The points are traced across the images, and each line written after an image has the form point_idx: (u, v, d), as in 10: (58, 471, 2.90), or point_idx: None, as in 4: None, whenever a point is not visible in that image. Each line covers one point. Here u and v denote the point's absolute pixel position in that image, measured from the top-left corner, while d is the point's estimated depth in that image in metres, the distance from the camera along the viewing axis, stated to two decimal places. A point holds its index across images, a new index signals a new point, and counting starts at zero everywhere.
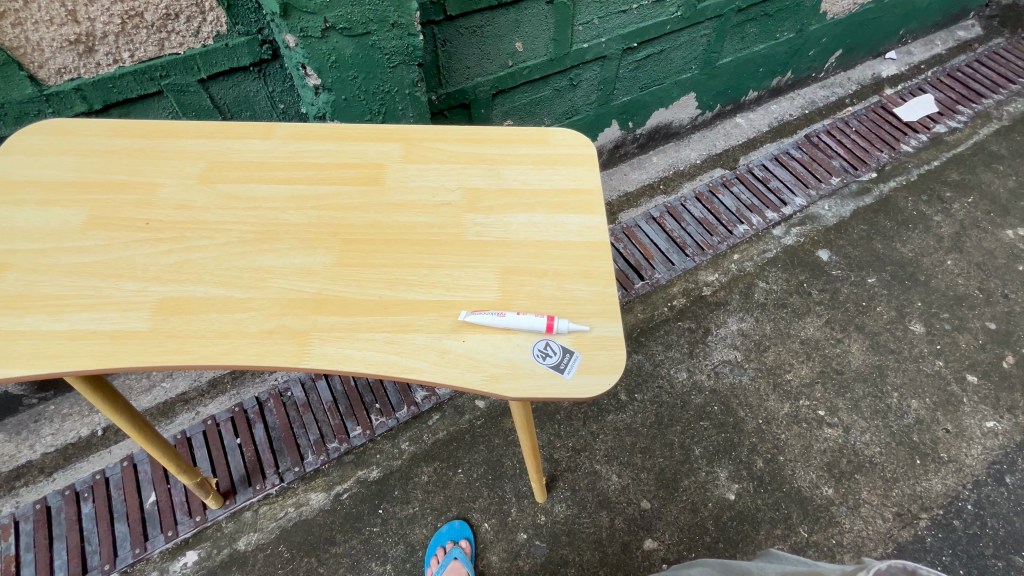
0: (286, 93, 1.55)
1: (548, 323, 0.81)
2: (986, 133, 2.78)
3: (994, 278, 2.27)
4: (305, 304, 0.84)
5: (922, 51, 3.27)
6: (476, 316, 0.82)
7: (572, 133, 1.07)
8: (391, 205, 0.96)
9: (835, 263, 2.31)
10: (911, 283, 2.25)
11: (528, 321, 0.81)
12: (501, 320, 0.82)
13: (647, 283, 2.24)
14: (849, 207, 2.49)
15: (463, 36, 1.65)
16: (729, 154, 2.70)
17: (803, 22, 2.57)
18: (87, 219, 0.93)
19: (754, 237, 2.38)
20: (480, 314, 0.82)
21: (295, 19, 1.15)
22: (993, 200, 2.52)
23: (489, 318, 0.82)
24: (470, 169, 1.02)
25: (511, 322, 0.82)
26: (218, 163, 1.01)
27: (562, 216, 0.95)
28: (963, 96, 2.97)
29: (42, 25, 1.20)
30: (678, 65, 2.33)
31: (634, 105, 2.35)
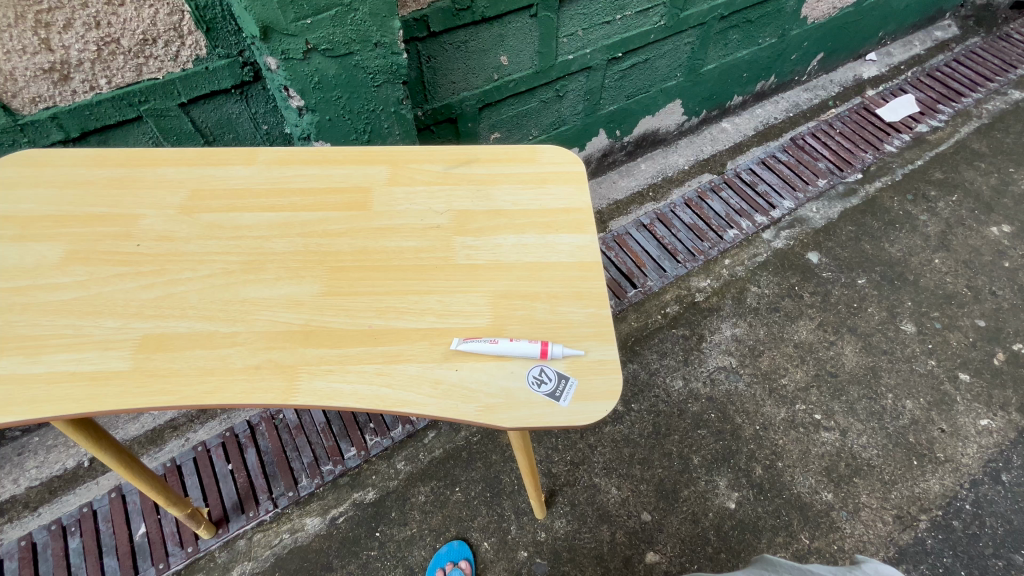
0: (269, 114, 1.53)
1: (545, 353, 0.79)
2: (967, 132, 2.82)
3: (981, 276, 2.29)
4: (293, 337, 0.82)
5: (901, 52, 3.33)
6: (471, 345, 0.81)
7: (560, 151, 1.06)
8: (379, 229, 0.95)
9: (825, 265, 2.32)
10: (900, 283, 2.27)
11: (528, 351, 0.80)
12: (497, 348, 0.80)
13: (640, 291, 2.23)
14: (837, 208, 2.51)
15: (448, 52, 1.64)
16: (716, 159, 2.72)
17: (785, 27, 2.59)
18: (64, 254, 0.90)
19: (744, 241, 2.39)
20: (474, 342, 0.81)
21: (275, 42, 1.13)
22: (977, 198, 2.56)
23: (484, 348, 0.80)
24: (458, 190, 1.00)
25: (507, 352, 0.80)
26: (200, 192, 0.99)
27: (553, 237, 0.94)
28: (943, 96, 3.02)
29: (14, 54, 1.17)
30: (662, 73, 2.33)
31: (620, 113, 2.35)
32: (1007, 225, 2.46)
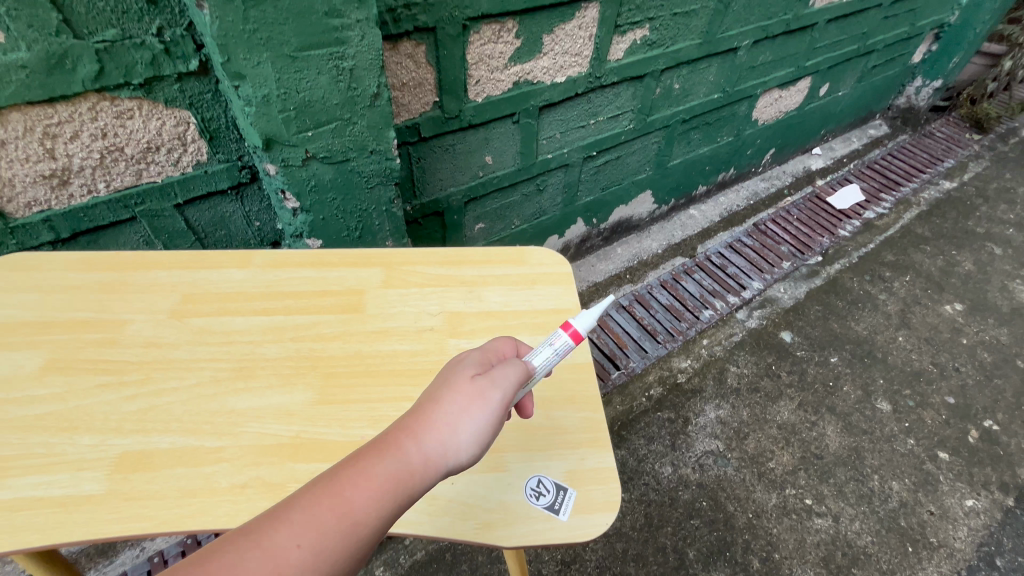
0: (263, 212, 1.52)
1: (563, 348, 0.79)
2: (909, 218, 3.10)
3: (943, 353, 2.43)
4: (282, 451, 0.79)
5: (842, 147, 3.71)
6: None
7: (547, 252, 1.12)
8: (373, 333, 0.96)
9: (798, 344, 2.41)
10: (870, 361, 2.36)
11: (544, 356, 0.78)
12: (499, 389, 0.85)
13: (623, 373, 2.24)
14: (802, 288, 2.66)
15: (437, 153, 1.73)
16: (687, 243, 2.89)
17: (739, 128, 2.85)
18: (43, 364, 0.87)
19: (719, 321, 2.48)
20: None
21: (276, 151, 1.19)
22: (927, 278, 2.77)
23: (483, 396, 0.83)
24: (450, 292, 1.03)
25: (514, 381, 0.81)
26: (191, 295, 0.99)
27: (545, 338, 0.96)
28: (883, 185, 3.34)
29: (15, 163, 1.11)
30: (633, 167, 2.51)
31: (596, 203, 2.50)
32: (958, 304, 2.65)
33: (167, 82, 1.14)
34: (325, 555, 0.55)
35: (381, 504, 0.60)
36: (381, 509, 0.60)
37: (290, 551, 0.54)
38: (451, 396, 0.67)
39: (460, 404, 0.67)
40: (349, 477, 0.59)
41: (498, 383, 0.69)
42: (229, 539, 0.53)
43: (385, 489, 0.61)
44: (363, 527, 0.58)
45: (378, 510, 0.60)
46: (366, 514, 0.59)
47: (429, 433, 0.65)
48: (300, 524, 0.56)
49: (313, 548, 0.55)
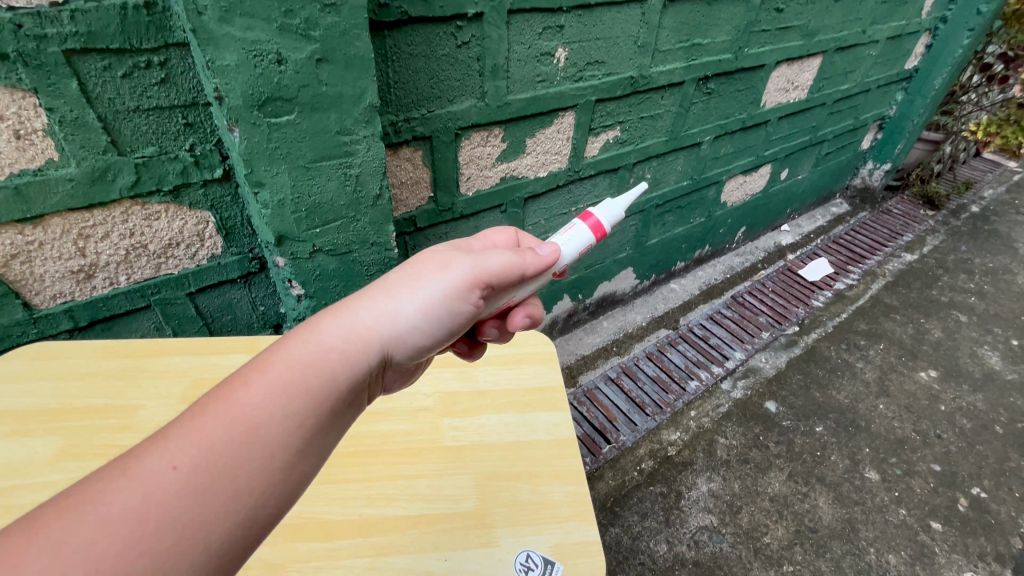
0: (267, 297, 1.63)
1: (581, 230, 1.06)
2: (877, 288, 3.29)
3: (924, 420, 2.49)
4: (284, 531, 0.84)
5: (808, 223, 3.99)
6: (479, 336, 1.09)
7: (533, 333, 1.22)
8: (371, 413, 1.03)
9: (783, 413, 2.46)
10: (855, 429, 2.42)
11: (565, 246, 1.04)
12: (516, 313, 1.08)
13: (614, 447, 2.26)
14: (783, 358, 2.76)
15: (432, 241, 1.89)
16: (669, 316, 3.02)
17: (710, 209, 3.10)
18: (58, 450, 0.92)
19: (705, 392, 2.55)
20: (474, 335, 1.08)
21: (287, 246, 1.32)
22: (900, 346, 2.89)
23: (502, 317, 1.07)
24: (443, 373, 1.12)
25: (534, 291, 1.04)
26: (202, 381, 1.06)
27: (532, 415, 1.04)
28: (850, 258, 3.57)
29: (49, 261, 1.21)
30: (614, 247, 2.70)
31: (581, 280, 2.65)
32: (932, 371, 2.76)
33: (193, 188, 1.29)
34: (204, 471, 0.59)
35: (271, 402, 0.66)
36: (275, 405, 0.66)
37: (162, 474, 0.58)
38: (421, 265, 0.84)
39: (429, 273, 0.83)
40: (237, 391, 0.66)
41: (463, 262, 0.84)
42: (100, 476, 0.58)
43: (276, 392, 0.67)
44: (253, 430, 0.63)
45: (272, 410, 0.65)
46: (253, 424, 0.64)
47: (380, 299, 0.79)
48: (174, 449, 0.60)
49: (193, 463, 0.59)
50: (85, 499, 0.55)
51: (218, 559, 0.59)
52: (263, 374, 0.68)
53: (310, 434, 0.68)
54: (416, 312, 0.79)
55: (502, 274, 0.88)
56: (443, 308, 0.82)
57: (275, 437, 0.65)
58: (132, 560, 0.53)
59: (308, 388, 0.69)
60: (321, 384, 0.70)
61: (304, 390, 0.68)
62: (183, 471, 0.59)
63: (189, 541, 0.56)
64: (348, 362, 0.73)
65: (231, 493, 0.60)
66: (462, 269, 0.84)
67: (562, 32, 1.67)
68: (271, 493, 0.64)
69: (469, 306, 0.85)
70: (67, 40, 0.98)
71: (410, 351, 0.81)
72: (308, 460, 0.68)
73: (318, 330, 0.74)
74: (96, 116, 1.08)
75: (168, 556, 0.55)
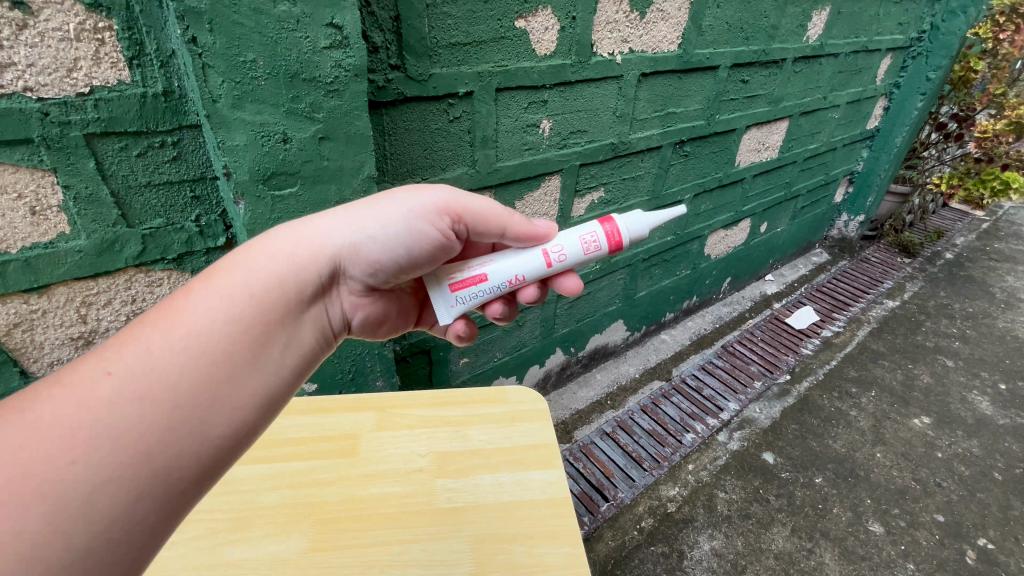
0: None
1: (590, 232, 1.14)
2: (863, 335, 3.36)
3: (923, 468, 2.48)
4: None
5: (791, 272, 4.11)
6: (452, 308, 1.15)
7: (526, 390, 1.23)
8: (366, 476, 1.03)
9: (781, 465, 2.44)
10: (854, 479, 2.39)
11: (569, 245, 1.13)
12: (496, 294, 1.16)
13: (612, 504, 2.22)
14: (777, 407, 2.76)
15: None
16: (662, 367, 3.04)
17: (695, 261, 3.20)
18: None
19: (702, 444, 2.53)
20: (447, 304, 1.14)
21: None
22: (892, 392, 2.92)
23: (482, 293, 1.14)
24: (438, 432, 1.13)
25: (523, 276, 1.13)
26: None
27: (526, 474, 1.05)
28: (834, 306, 3.66)
29: (50, 329, 1.23)
30: (604, 300, 2.76)
31: (573, 333, 2.69)
32: (925, 417, 2.77)
33: (196, 255, 1.35)
34: (134, 377, 0.67)
35: (202, 322, 0.75)
36: (213, 316, 0.76)
37: (98, 380, 0.66)
38: (379, 196, 0.97)
39: (392, 196, 0.97)
40: (167, 315, 0.74)
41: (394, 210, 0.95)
42: (43, 388, 0.66)
43: (214, 307, 0.77)
44: (186, 346, 0.72)
45: (209, 321, 0.75)
46: (184, 342, 0.72)
47: (343, 214, 0.94)
48: (109, 359, 0.68)
49: (125, 373, 0.67)
50: (27, 406, 0.63)
51: (162, 460, 0.66)
52: (203, 290, 0.79)
53: (248, 346, 0.77)
54: (375, 227, 0.94)
55: (467, 209, 1.02)
56: (404, 227, 0.96)
57: (213, 345, 0.74)
58: (69, 459, 0.60)
59: (249, 300, 0.80)
60: (252, 309, 0.80)
61: (243, 303, 0.80)
62: (118, 376, 0.67)
63: (126, 443, 0.64)
64: (281, 284, 0.85)
65: (166, 396, 0.68)
66: (428, 193, 0.99)
67: (546, 106, 1.81)
68: (212, 398, 0.71)
69: (432, 231, 0.99)
70: (89, 125, 1.06)
71: (370, 260, 0.96)
72: (247, 369, 0.77)
73: (268, 244, 0.87)
74: (110, 191, 1.15)
75: (108, 453, 0.62)
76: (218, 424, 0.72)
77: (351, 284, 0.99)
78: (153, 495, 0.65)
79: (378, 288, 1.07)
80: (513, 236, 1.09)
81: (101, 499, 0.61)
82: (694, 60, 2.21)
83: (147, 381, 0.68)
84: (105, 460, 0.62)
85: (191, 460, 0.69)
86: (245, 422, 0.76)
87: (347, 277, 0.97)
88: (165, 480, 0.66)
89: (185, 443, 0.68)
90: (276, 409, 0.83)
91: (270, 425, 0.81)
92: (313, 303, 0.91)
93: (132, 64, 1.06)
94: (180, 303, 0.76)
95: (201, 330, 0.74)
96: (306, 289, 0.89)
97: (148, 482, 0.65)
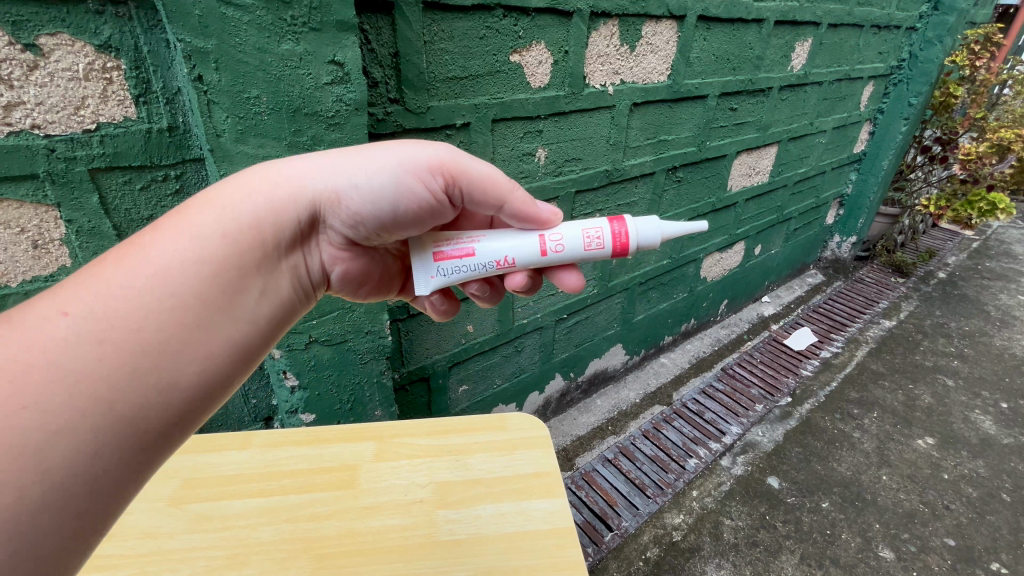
0: (260, 389, 1.63)
1: (597, 227, 1.07)
2: (862, 355, 3.36)
3: (930, 490, 2.44)
4: None
5: (787, 294, 4.14)
6: (431, 279, 1.09)
7: (526, 417, 1.23)
8: (365, 508, 1.01)
9: (787, 489, 2.40)
10: (861, 503, 2.35)
11: (569, 236, 1.06)
12: (480, 274, 1.10)
13: (617, 534, 2.17)
14: (779, 430, 2.74)
15: (424, 326, 1.93)
16: (662, 391, 3.02)
17: (692, 284, 3.22)
18: None
19: (705, 470, 2.49)
20: (427, 274, 1.08)
21: (284, 337, 1.35)
22: (894, 413, 2.90)
23: (465, 269, 1.08)
24: (438, 462, 1.11)
25: (512, 258, 1.07)
26: (192, 481, 1.04)
27: (528, 503, 1.03)
28: (831, 326, 3.68)
29: None
30: (602, 324, 2.76)
31: (572, 358, 2.68)
32: (929, 437, 2.75)
33: None
34: (94, 319, 0.63)
35: (169, 263, 0.70)
36: (181, 256, 0.71)
37: (53, 321, 0.61)
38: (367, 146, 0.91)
39: (383, 148, 0.91)
40: (130, 255, 0.69)
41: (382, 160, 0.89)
42: None
43: (184, 246, 0.72)
44: (150, 288, 0.67)
45: (177, 262, 0.70)
46: (150, 285, 0.67)
47: (330, 157, 0.88)
48: (65, 300, 0.63)
49: (84, 314, 0.63)
50: None
51: (126, 410, 0.62)
52: (171, 226, 0.73)
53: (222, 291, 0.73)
54: (363, 177, 0.88)
55: (466, 169, 0.94)
56: (393, 179, 0.89)
57: (181, 287, 0.69)
58: (19, 404, 0.55)
59: (223, 242, 0.75)
60: (225, 253, 0.75)
61: (216, 244, 0.74)
62: (76, 316, 0.62)
63: (83, 391, 0.59)
64: (258, 230, 0.79)
65: (129, 341, 0.63)
66: (423, 147, 0.92)
67: (541, 135, 1.85)
68: (181, 346, 0.67)
69: (423, 188, 0.92)
70: (94, 160, 1.07)
71: (352, 212, 0.90)
72: (221, 316, 0.72)
73: (245, 183, 0.82)
74: (112, 225, 1.16)
75: (64, 402, 0.58)
76: (187, 374, 0.68)
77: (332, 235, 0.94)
78: (118, 446, 0.62)
79: (360, 245, 1.01)
80: (512, 212, 1.01)
81: (61, 448, 0.57)
82: (684, 90, 2.28)
83: (108, 324, 0.63)
84: (61, 409, 0.57)
85: (159, 411, 0.65)
86: (217, 373, 0.72)
87: (329, 227, 0.91)
88: (130, 431, 0.63)
89: (150, 392, 0.64)
90: (254, 358, 0.79)
91: (245, 378, 0.78)
92: (293, 255, 0.86)
93: (138, 102, 1.09)
94: (144, 244, 0.71)
95: (168, 272, 0.69)
96: (284, 236, 0.84)
97: (112, 431, 0.61)
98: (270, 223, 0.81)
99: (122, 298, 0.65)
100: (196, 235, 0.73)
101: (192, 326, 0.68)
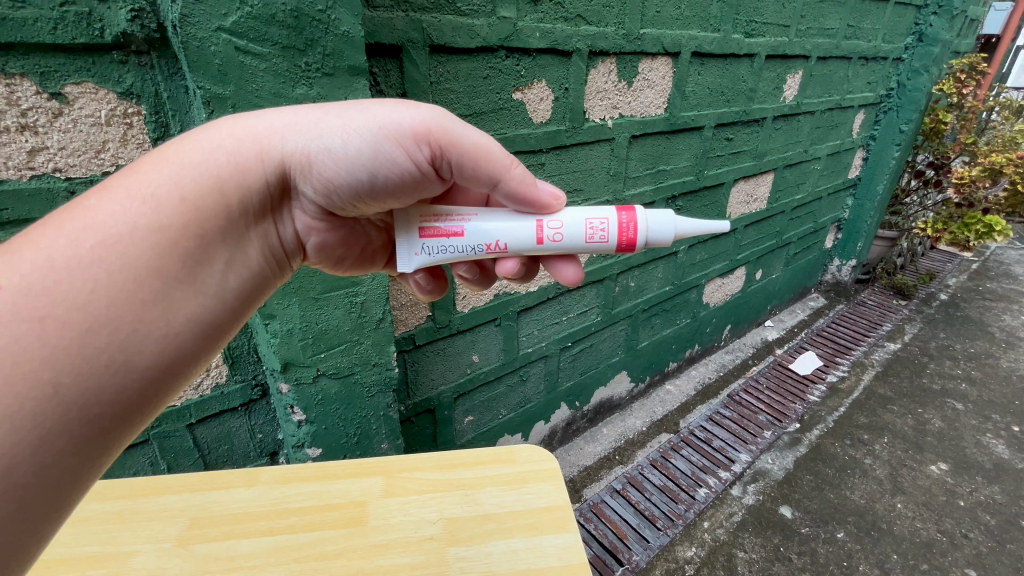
0: (266, 423, 1.62)
1: (601, 217, 1.05)
2: (869, 379, 3.34)
3: (946, 518, 2.39)
4: None
5: (790, 318, 4.14)
6: (415, 256, 1.07)
7: (535, 449, 1.22)
8: (374, 546, 1.00)
9: (800, 519, 2.35)
10: (878, 533, 2.29)
11: (569, 224, 1.04)
12: (466, 255, 1.08)
13: (628, 568, 2.11)
14: (789, 457, 2.70)
15: (429, 357, 1.93)
16: (668, 419, 2.99)
17: (694, 310, 3.23)
18: None
19: (716, 499, 2.44)
20: (411, 251, 1.07)
21: (292, 371, 1.35)
22: (905, 438, 2.86)
23: (450, 249, 1.06)
24: (448, 497, 1.10)
25: (503, 243, 1.05)
26: (200, 521, 1.03)
27: (540, 539, 1.01)
28: (836, 350, 3.66)
29: None
30: (607, 352, 2.75)
31: (577, 387, 2.67)
32: (942, 463, 2.71)
33: None
34: (35, 291, 0.60)
35: (119, 230, 0.67)
36: (136, 222, 0.68)
37: None
38: (345, 106, 0.87)
39: (362, 109, 0.86)
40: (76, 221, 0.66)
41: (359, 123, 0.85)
42: None
43: (136, 213, 0.69)
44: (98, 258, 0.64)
45: (130, 229, 0.68)
46: (98, 254, 0.64)
47: (303, 114, 0.84)
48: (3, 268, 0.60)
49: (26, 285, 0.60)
50: None
51: (73, 393, 0.60)
52: (122, 189, 0.70)
53: (181, 264, 0.70)
54: (338, 141, 0.85)
55: (453, 135, 0.90)
56: (370, 145, 0.86)
57: (135, 256, 0.67)
58: None
59: (181, 208, 0.72)
60: (183, 220, 0.72)
61: (174, 209, 0.71)
62: (15, 286, 0.59)
63: (25, 372, 0.57)
64: (222, 196, 0.77)
65: (79, 316, 0.61)
66: (408, 111, 0.88)
67: (543, 167, 1.89)
68: (134, 322, 0.65)
69: (404, 158, 0.89)
70: None
71: (326, 178, 0.87)
72: (179, 289, 0.70)
73: (207, 141, 0.78)
74: None
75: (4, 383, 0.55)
76: (143, 352, 0.66)
77: (306, 202, 0.92)
78: (69, 431, 0.60)
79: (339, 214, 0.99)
80: (505, 191, 0.98)
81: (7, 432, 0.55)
82: (680, 122, 2.34)
83: (53, 298, 0.60)
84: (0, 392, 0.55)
85: (113, 393, 0.64)
86: (177, 351, 0.70)
87: (303, 192, 0.89)
88: (81, 415, 0.61)
89: (103, 373, 0.63)
90: (219, 335, 0.78)
91: (211, 355, 0.77)
92: (260, 223, 0.84)
93: (157, 145, 1.13)
94: (92, 208, 0.67)
95: (119, 239, 0.66)
96: (251, 203, 0.81)
97: (64, 413, 0.60)
98: (235, 191, 0.78)
99: (69, 268, 0.62)
100: (150, 200, 0.70)
101: (145, 299, 0.66)
